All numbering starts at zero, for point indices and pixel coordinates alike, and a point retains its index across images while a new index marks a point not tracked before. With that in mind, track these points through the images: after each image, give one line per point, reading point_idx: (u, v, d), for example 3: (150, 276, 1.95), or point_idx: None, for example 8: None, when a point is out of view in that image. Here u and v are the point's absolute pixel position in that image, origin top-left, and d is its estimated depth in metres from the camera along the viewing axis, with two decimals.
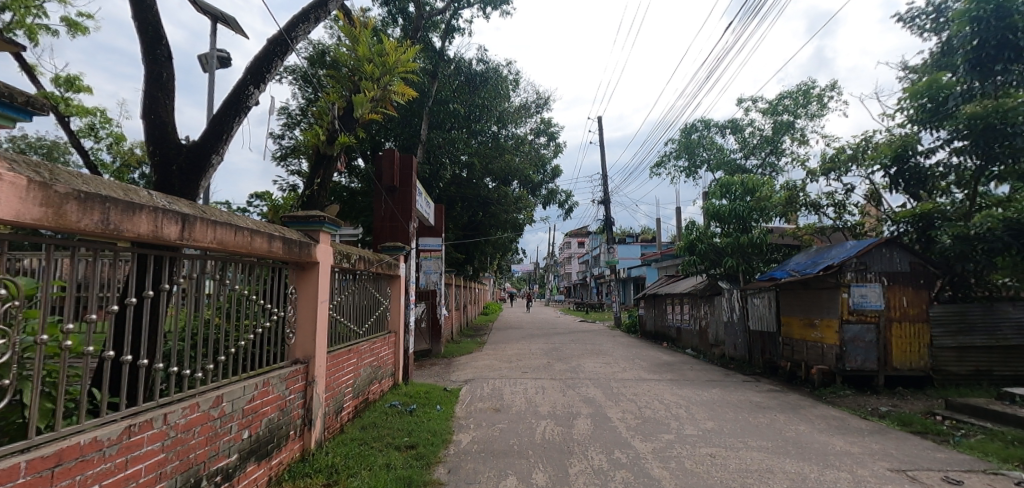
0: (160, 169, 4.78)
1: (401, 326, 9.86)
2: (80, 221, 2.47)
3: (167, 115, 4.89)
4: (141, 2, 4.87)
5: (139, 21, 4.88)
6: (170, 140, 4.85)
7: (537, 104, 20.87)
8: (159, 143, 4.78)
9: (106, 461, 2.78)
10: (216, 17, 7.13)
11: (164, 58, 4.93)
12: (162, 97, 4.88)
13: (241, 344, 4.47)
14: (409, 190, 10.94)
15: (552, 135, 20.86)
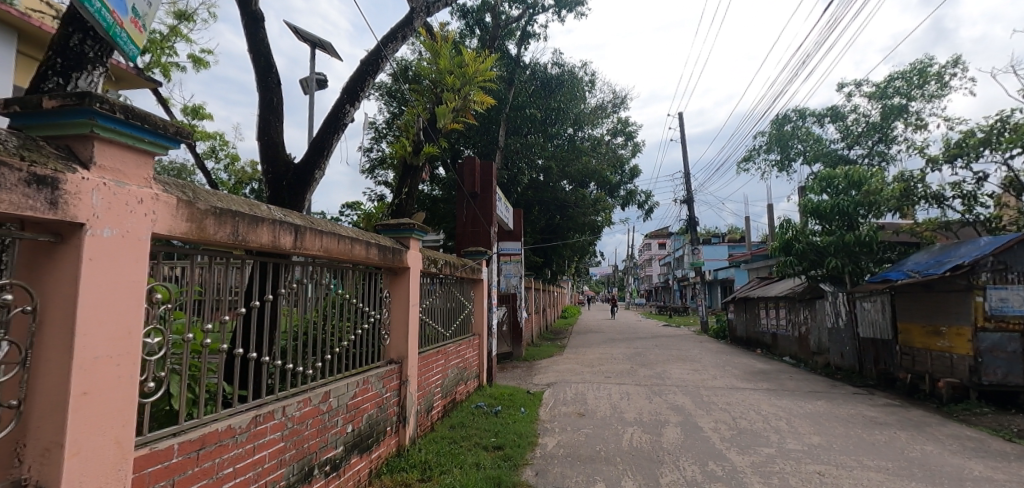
0: (273, 185, 5.31)
1: (484, 328, 10.08)
2: (216, 233, 2.80)
3: (277, 136, 5.42)
4: (255, 37, 5.46)
5: (254, 54, 5.46)
6: (280, 160, 5.38)
7: (613, 103, 20.48)
8: (272, 163, 5.33)
9: (238, 447, 3.13)
10: (315, 44, 7.79)
11: (275, 85, 5.49)
12: (273, 120, 5.42)
13: (344, 344, 4.81)
14: (490, 196, 11.20)
15: (629, 134, 20.36)
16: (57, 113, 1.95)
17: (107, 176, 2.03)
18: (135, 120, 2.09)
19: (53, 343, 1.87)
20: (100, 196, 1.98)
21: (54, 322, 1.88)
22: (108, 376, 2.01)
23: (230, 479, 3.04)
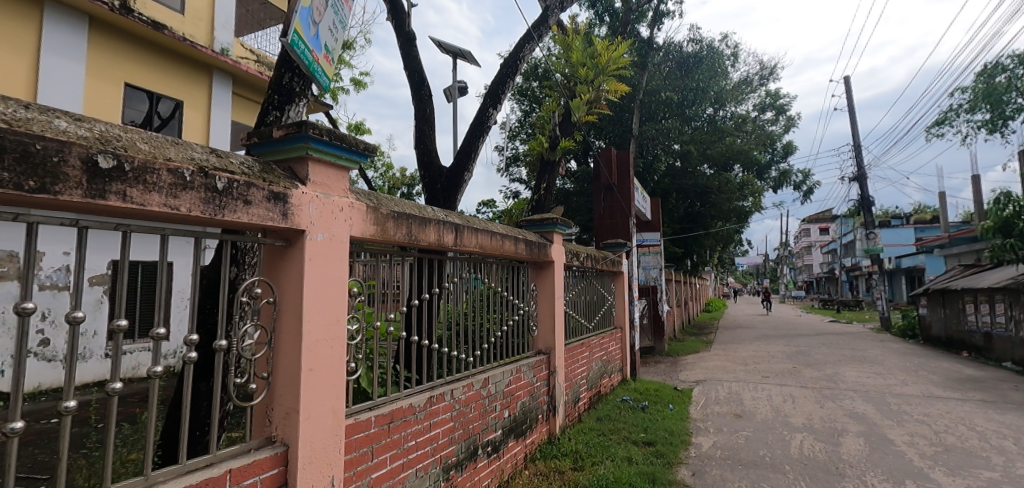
0: (429, 188, 5.84)
1: (626, 322, 9.88)
2: (395, 234, 3.19)
3: (431, 144, 5.94)
4: (409, 55, 6.04)
5: (409, 70, 6.05)
6: (434, 165, 5.89)
7: (761, 76, 18.51)
8: (428, 168, 5.86)
9: (418, 423, 3.53)
10: (456, 54, 8.33)
11: (428, 97, 6.02)
12: (427, 128, 5.96)
13: (497, 334, 5.11)
14: (628, 186, 10.93)
15: (780, 108, 18.20)
16: (282, 141, 2.37)
17: (317, 190, 2.43)
18: (336, 140, 2.45)
19: (289, 326, 2.30)
20: (314, 207, 2.37)
21: (289, 310, 2.30)
22: (325, 355, 2.40)
23: (413, 450, 3.45)
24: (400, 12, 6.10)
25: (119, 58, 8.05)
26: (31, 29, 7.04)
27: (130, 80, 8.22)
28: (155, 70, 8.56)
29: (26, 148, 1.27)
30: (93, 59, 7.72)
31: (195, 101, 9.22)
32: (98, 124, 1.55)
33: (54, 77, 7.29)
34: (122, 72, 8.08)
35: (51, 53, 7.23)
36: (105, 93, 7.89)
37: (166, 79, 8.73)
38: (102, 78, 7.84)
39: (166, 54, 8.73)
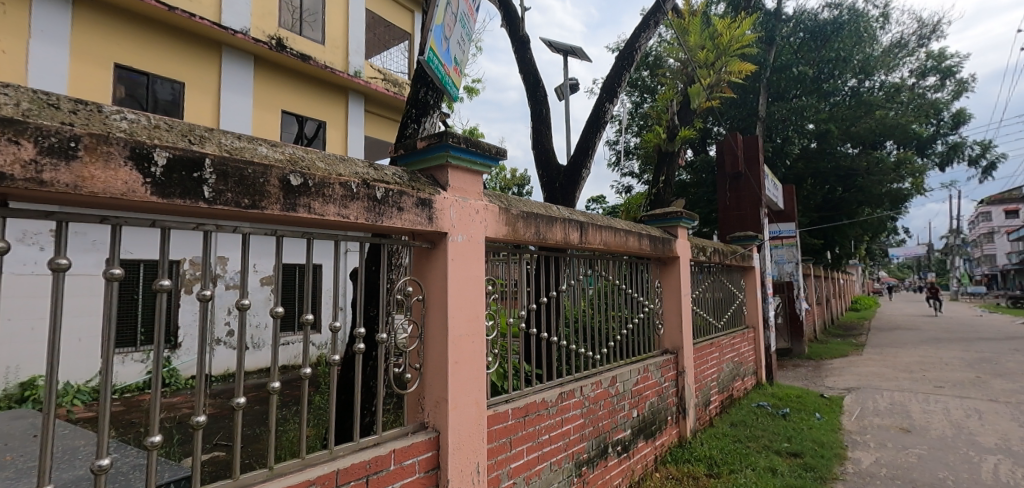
0: (547, 187, 5.91)
1: (760, 321, 9.09)
2: (525, 233, 3.29)
3: (548, 143, 6.03)
4: (524, 58, 6.20)
5: (524, 73, 6.20)
6: (552, 163, 5.97)
7: (919, 35, 15.88)
8: (546, 167, 5.95)
9: (551, 417, 3.60)
10: (567, 51, 8.31)
11: (543, 97, 6.11)
12: (544, 128, 6.06)
13: (624, 332, 5.01)
14: (757, 173, 10.04)
15: (947, 70, 15.35)
16: (426, 151, 2.57)
17: (457, 194, 2.58)
18: (473, 147, 2.60)
19: (437, 322, 2.46)
20: (454, 211, 2.51)
21: (436, 307, 2.47)
22: (468, 350, 2.52)
23: (547, 444, 3.53)
24: (515, 18, 6.30)
25: (275, 88, 9.30)
26: (212, 71, 8.41)
27: (285, 106, 9.46)
28: (303, 96, 9.74)
29: (241, 172, 1.47)
30: (256, 92, 9.00)
31: (334, 121, 10.34)
32: (288, 148, 1.76)
33: (230, 109, 8.61)
34: (278, 100, 9.31)
35: (227, 89, 8.56)
36: (266, 119, 9.15)
37: (311, 103, 9.89)
38: (263, 106, 9.11)
39: (311, 82, 9.89)
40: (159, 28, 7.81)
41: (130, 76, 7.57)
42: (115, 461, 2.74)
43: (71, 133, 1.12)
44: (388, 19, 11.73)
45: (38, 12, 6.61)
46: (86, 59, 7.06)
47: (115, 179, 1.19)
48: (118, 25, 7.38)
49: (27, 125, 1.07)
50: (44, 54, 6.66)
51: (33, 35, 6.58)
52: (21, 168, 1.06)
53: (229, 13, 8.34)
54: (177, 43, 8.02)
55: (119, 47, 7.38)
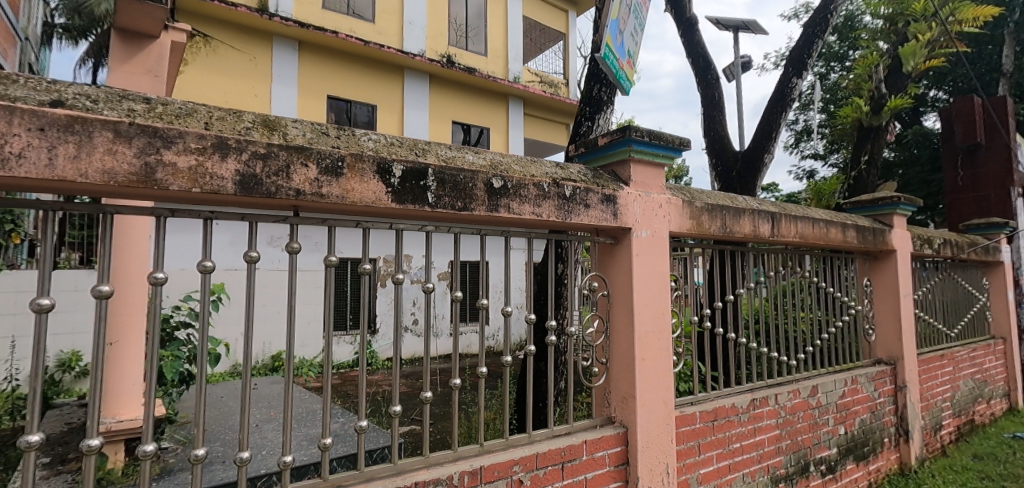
0: (722, 177, 5.46)
1: (1015, 330, 7.15)
2: (711, 227, 3.06)
3: (722, 130, 5.58)
4: (691, 41, 5.84)
5: (691, 56, 5.84)
6: (726, 151, 5.51)
7: None
8: (719, 155, 5.52)
9: (742, 425, 3.31)
10: (737, 26, 7.59)
11: (714, 80, 5.67)
12: (716, 114, 5.63)
13: (826, 337, 4.37)
14: (1005, 141, 7.84)
15: None
16: (607, 148, 2.57)
17: (639, 189, 2.52)
18: (656, 140, 2.52)
19: (623, 318, 2.44)
20: (637, 206, 2.47)
21: (622, 303, 2.44)
22: (654, 347, 2.46)
23: (738, 453, 3.26)
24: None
25: (447, 101, 10.16)
26: (397, 92, 9.53)
27: (456, 117, 10.24)
28: (470, 107, 10.45)
29: (456, 178, 1.62)
30: (432, 106, 9.93)
31: (498, 127, 10.87)
32: (489, 153, 1.89)
33: (412, 124, 9.66)
34: (450, 112, 10.14)
35: (409, 106, 9.61)
36: (440, 130, 10.03)
37: (478, 112, 10.54)
38: (438, 119, 10.00)
39: (477, 92, 10.56)
40: (357, 60, 9.11)
41: (338, 104, 8.95)
42: (344, 427, 3.34)
43: (338, 154, 1.37)
44: (543, 23, 12.04)
45: (277, 61, 8.25)
46: (308, 92, 8.56)
47: (367, 190, 1.41)
48: (328, 63, 8.80)
49: (311, 150, 1.33)
50: (280, 93, 8.25)
51: (273, 79, 8.21)
52: (309, 184, 1.31)
53: (409, 40, 9.52)
54: (371, 71, 9.24)
55: (330, 80, 8.78)
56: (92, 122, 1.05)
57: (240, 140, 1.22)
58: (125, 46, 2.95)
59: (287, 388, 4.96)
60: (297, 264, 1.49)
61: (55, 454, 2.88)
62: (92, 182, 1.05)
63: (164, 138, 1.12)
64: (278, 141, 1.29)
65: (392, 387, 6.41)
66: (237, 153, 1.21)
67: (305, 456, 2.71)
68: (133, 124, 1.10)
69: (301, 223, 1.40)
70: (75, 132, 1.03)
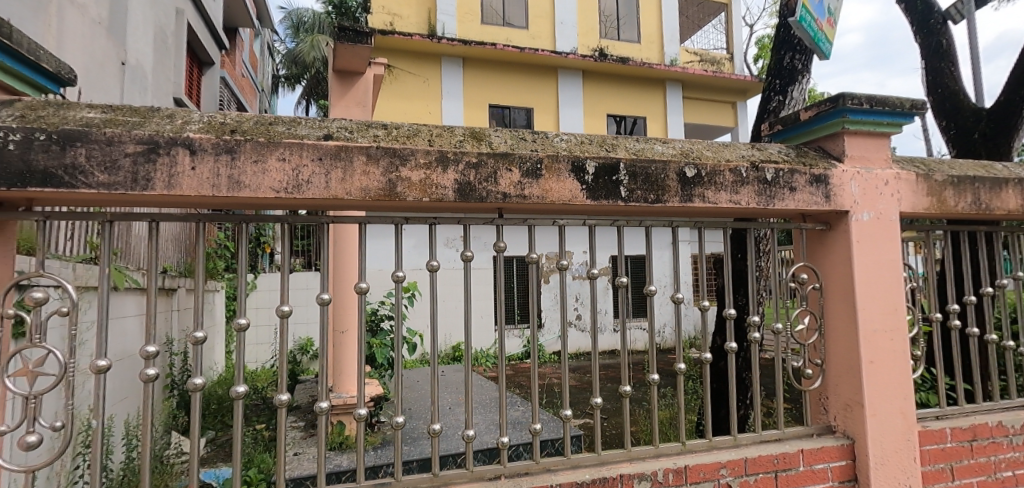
0: (961, 141, 4.18)
1: None
2: (957, 204, 2.29)
3: (954, 83, 4.40)
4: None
5: (906, 10, 4.96)
6: (964, 109, 4.25)
7: None
8: (952, 116, 4.27)
9: (1016, 450, 2.59)
10: None
11: (939, 25, 4.62)
12: (943, 66, 4.51)
13: None
14: None
15: None
16: (812, 121, 2.22)
17: (858, 164, 2.13)
18: (879, 105, 2.10)
19: (842, 315, 2.11)
20: (856, 184, 2.09)
21: (841, 298, 2.11)
22: (886, 349, 2.07)
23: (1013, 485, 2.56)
24: None
25: (602, 95, 9.95)
26: (551, 92, 9.62)
27: (612, 110, 9.99)
28: (625, 98, 10.09)
29: (647, 170, 1.58)
30: (586, 103, 9.81)
31: (656, 114, 10.25)
32: (678, 142, 1.79)
33: (568, 122, 9.61)
34: (604, 106, 9.90)
35: (564, 105, 9.62)
36: (596, 125, 9.85)
37: (633, 102, 10.12)
38: (593, 114, 9.83)
39: (631, 82, 10.17)
40: (513, 68, 9.46)
41: (499, 112, 9.39)
42: (526, 415, 3.52)
43: (536, 157, 1.44)
44: None
45: (445, 79, 8.98)
46: (472, 104, 9.15)
47: (564, 189, 1.46)
48: (489, 74, 9.33)
49: (513, 156, 1.42)
50: (449, 107, 8.95)
51: (442, 95, 8.94)
52: (514, 188, 1.41)
53: (561, 39, 9.60)
54: (527, 76, 9.51)
55: (491, 90, 9.28)
56: (352, 149, 1.29)
57: (456, 152, 1.37)
58: (341, 84, 3.50)
59: (470, 376, 5.40)
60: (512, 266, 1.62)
61: (308, 420, 3.53)
62: (354, 198, 1.29)
63: (400, 156, 1.33)
64: (486, 150, 1.42)
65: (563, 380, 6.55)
66: (455, 164, 1.37)
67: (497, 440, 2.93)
68: (379, 147, 1.32)
69: (506, 223, 1.51)
70: (342, 158, 1.28)
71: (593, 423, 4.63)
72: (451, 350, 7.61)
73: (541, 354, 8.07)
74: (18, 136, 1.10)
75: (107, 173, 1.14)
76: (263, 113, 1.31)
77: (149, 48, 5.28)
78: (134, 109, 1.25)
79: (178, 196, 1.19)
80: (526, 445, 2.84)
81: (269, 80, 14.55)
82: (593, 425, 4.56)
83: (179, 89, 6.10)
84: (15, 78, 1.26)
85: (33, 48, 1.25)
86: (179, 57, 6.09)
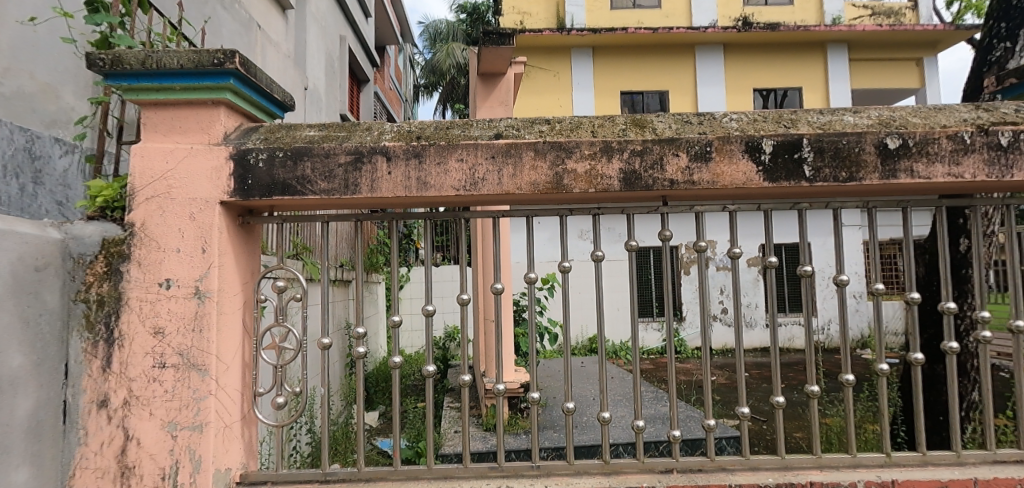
0: None
1: None
2: None
3: None
4: None
5: None
6: None
7: None
8: None
9: None
10: None
11: None
12: None
13: None
14: None
15: None
16: None
17: None
18: None
19: None
20: None
21: None
22: None
23: None
24: None
25: (747, 69, 8.94)
26: (689, 72, 8.90)
27: (760, 85, 8.95)
28: (776, 68, 8.98)
29: (837, 144, 1.39)
30: (729, 79, 8.92)
31: (814, 83, 8.95)
32: (872, 110, 1.54)
33: (708, 102, 8.83)
34: (751, 80, 8.91)
35: (704, 84, 8.84)
36: (741, 102, 8.92)
37: (785, 73, 8.97)
38: (737, 90, 8.91)
39: (784, 49, 8.99)
40: (646, 51, 8.93)
41: (632, 98, 8.95)
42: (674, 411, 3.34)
43: (705, 140, 1.37)
44: None
45: (576, 71, 8.82)
46: (603, 94, 8.86)
47: (737, 171, 1.37)
48: (621, 61, 8.92)
49: (680, 140, 1.37)
50: (581, 99, 8.78)
51: (573, 88, 8.80)
52: (681, 173, 1.36)
53: (698, 14, 8.88)
54: (662, 57, 8.92)
55: (623, 77, 8.88)
56: (520, 146, 1.36)
57: (620, 141, 1.37)
58: (486, 86, 3.61)
59: (612, 368, 5.30)
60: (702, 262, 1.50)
61: (463, 401, 3.74)
62: (525, 192, 1.36)
63: (566, 149, 1.36)
64: (652, 136, 1.38)
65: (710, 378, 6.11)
66: (619, 153, 1.36)
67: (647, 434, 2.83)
68: (546, 142, 1.37)
69: (672, 211, 1.46)
70: (512, 155, 1.36)
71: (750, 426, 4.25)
72: (588, 342, 7.55)
73: (684, 349, 7.63)
74: (266, 156, 1.36)
75: (326, 181, 1.36)
76: (441, 119, 1.43)
77: (320, 73, 6.07)
78: (341, 125, 1.46)
79: (379, 197, 1.37)
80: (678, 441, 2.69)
81: (411, 90, 15.75)
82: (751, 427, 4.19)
83: (344, 106, 6.91)
84: (256, 108, 1.55)
85: (268, 82, 1.53)
86: (344, 78, 6.90)
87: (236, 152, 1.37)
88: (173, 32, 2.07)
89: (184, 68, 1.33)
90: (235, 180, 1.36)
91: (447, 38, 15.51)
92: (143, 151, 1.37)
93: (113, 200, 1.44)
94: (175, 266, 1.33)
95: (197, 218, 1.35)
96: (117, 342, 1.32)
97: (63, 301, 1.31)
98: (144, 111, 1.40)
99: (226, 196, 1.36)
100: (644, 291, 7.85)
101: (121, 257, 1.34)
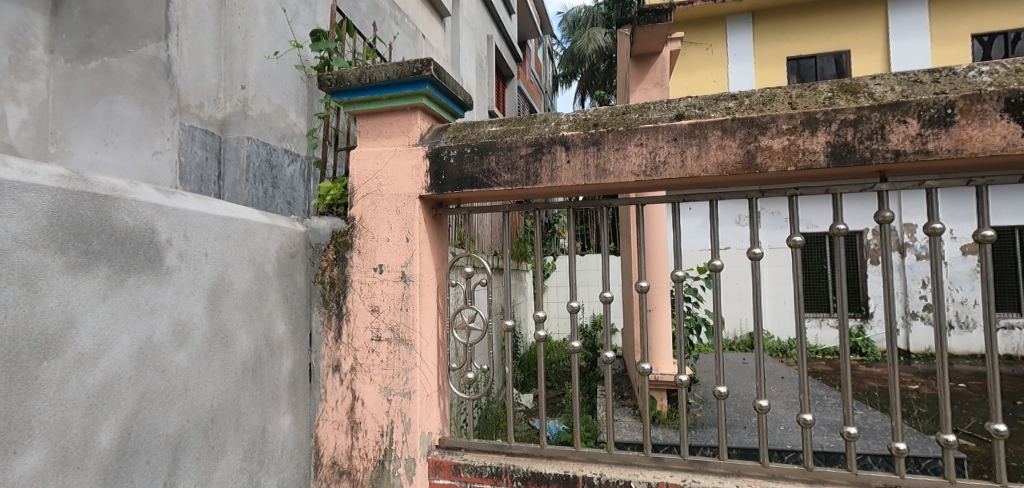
0: None
1: None
2: None
3: None
4: None
5: None
6: None
7: None
8: None
9: None
10: None
11: None
12: None
13: None
14: None
15: None
16: None
17: None
18: None
19: None
20: None
21: None
22: None
23: None
24: None
25: (960, 11, 7.19)
26: (876, 25, 7.42)
27: (976, 29, 7.20)
28: (1001, 6, 7.16)
29: None
30: (934, 27, 7.23)
31: None
32: None
33: (904, 57, 7.26)
34: (965, 23, 7.18)
35: (897, 37, 7.29)
36: (951, 53, 7.21)
37: (1010, 11, 7.15)
38: (945, 39, 7.20)
39: None
40: (816, 8, 7.62)
41: (800, 63, 7.72)
42: (867, 420, 2.86)
43: (946, 100, 1.14)
44: None
45: (732, 40, 7.75)
46: (766, 62, 7.70)
47: (993, 135, 1.11)
48: (785, 21, 7.69)
49: (909, 104, 1.16)
50: (738, 71, 7.72)
51: (729, 59, 7.75)
52: (910, 143, 1.15)
53: None
54: (838, 11, 7.55)
55: (789, 41, 7.67)
56: (706, 126, 1.29)
57: (827, 111, 1.21)
58: (639, 68, 3.44)
59: (778, 366, 4.78)
60: (941, 250, 1.25)
61: (616, 390, 3.66)
62: (711, 174, 1.28)
63: (759, 126, 1.25)
64: (868, 102, 1.19)
65: (910, 385, 5.11)
66: (826, 125, 1.20)
67: (833, 444, 2.47)
68: (735, 119, 1.27)
69: (893, 189, 1.24)
70: (695, 136, 1.29)
71: (972, 446, 3.47)
72: (749, 337, 6.86)
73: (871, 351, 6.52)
74: (456, 152, 1.49)
75: (509, 173, 1.44)
76: (618, 104, 1.40)
77: (471, 72, 6.41)
78: (520, 118, 1.51)
79: (559, 186, 1.40)
80: (874, 455, 2.26)
81: (550, 80, 15.80)
82: (974, 448, 3.42)
83: (491, 102, 7.18)
84: (444, 110, 1.70)
85: (456, 84, 1.66)
86: (491, 75, 7.18)
87: (431, 151, 1.52)
88: (369, 49, 2.37)
89: (390, 79, 1.52)
90: (431, 177, 1.51)
91: (585, 25, 15.26)
92: (359, 155, 1.60)
93: (338, 199, 1.72)
94: (386, 253, 1.54)
95: (402, 212, 1.53)
96: (344, 316, 1.57)
97: (307, 282, 1.60)
98: (359, 121, 1.63)
99: (424, 190, 1.52)
100: (818, 283, 6.86)
101: (347, 245, 1.58)
